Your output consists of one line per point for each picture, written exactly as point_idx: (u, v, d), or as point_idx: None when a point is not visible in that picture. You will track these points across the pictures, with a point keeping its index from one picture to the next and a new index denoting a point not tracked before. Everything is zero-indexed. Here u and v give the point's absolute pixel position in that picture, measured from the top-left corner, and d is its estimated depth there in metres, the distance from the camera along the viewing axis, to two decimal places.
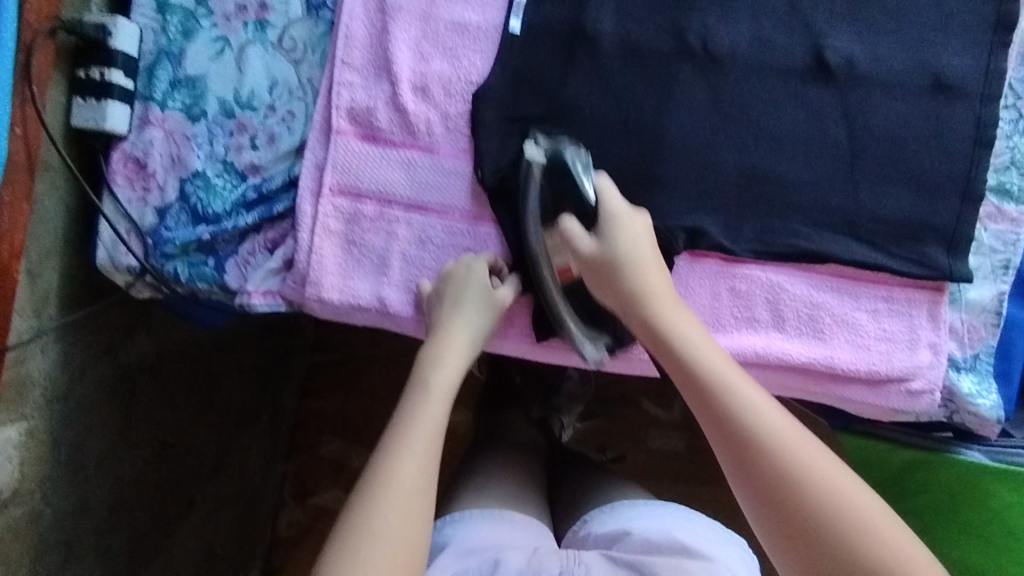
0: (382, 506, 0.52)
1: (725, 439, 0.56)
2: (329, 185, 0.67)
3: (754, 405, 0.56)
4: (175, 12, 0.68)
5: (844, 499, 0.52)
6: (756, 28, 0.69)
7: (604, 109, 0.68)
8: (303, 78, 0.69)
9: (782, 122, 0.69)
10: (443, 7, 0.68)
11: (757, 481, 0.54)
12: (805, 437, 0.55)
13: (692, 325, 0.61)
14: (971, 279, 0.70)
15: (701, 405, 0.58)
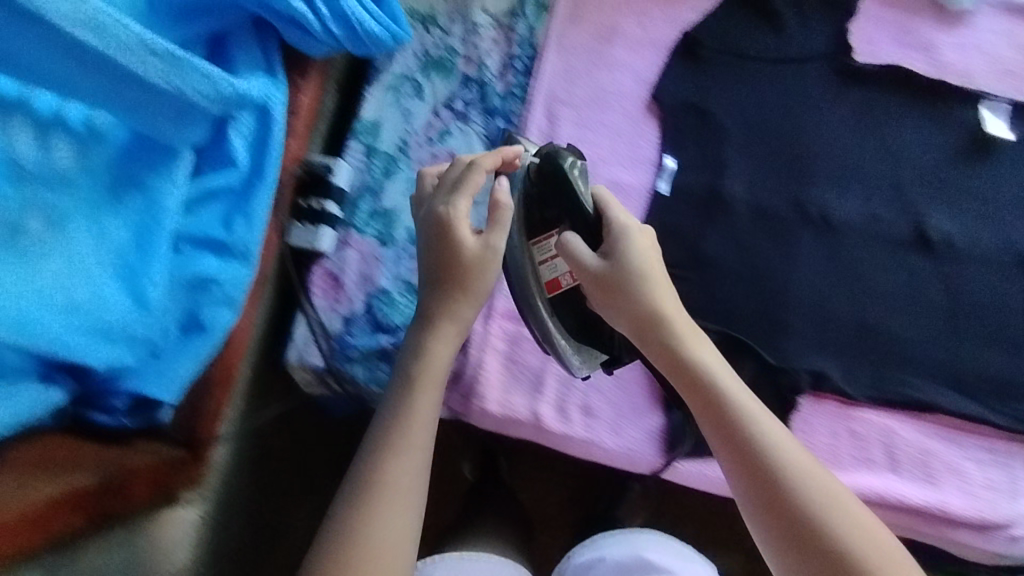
0: (376, 508, 0.54)
1: (737, 465, 0.56)
2: (498, 309, 0.78)
3: (766, 419, 0.56)
4: (380, 156, 0.80)
5: (854, 537, 0.52)
6: (867, 204, 0.81)
7: (738, 262, 0.79)
8: (479, 218, 0.81)
9: (890, 284, 0.80)
10: (604, 168, 0.81)
11: (769, 513, 0.54)
12: (801, 447, 0.57)
13: (701, 339, 0.60)
14: None
15: (708, 431, 0.57)
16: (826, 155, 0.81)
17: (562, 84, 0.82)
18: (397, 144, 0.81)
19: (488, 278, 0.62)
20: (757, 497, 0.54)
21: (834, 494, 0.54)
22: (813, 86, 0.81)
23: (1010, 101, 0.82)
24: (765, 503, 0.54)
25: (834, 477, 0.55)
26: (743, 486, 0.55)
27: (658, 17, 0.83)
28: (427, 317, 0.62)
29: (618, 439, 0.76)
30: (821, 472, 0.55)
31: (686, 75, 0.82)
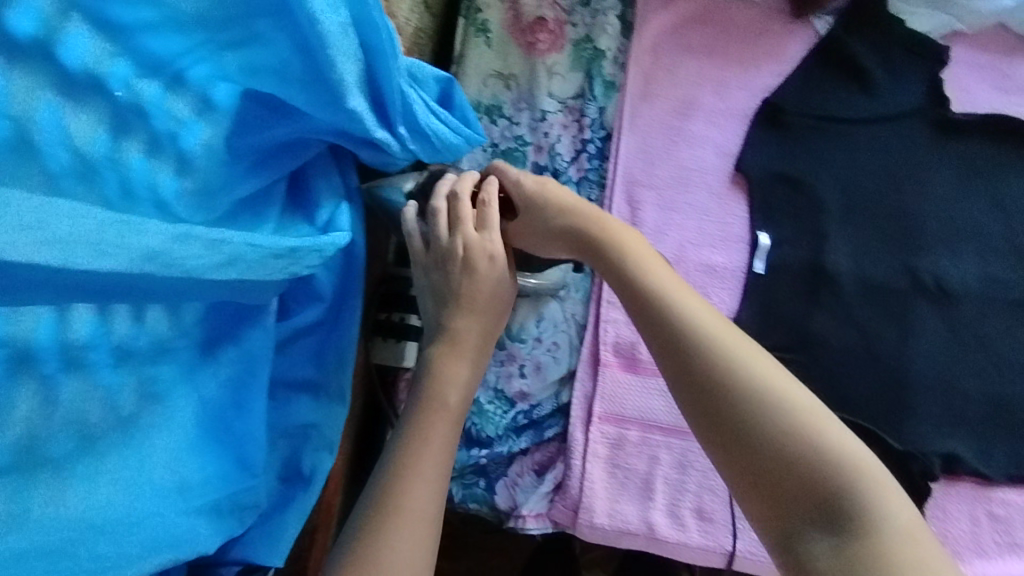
0: (387, 544, 0.49)
1: (687, 394, 0.51)
2: (598, 413, 0.72)
3: (731, 343, 0.52)
4: None
5: (850, 477, 0.46)
6: (982, 264, 0.75)
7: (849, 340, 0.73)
8: (567, 313, 0.76)
9: (1018, 350, 0.73)
10: (693, 251, 0.76)
11: (746, 463, 0.48)
12: (771, 366, 0.51)
13: (659, 263, 0.59)
14: None
15: (672, 374, 0.53)
16: (933, 215, 0.75)
17: (640, 166, 0.78)
18: None
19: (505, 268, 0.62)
20: (716, 437, 0.50)
21: (817, 420, 0.48)
22: (912, 141, 0.76)
23: None
24: (715, 437, 0.50)
25: (812, 402, 0.49)
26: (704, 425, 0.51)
27: (734, 86, 0.79)
28: (448, 331, 0.60)
29: (741, 544, 0.70)
30: (797, 395, 0.49)
31: (772, 144, 0.77)
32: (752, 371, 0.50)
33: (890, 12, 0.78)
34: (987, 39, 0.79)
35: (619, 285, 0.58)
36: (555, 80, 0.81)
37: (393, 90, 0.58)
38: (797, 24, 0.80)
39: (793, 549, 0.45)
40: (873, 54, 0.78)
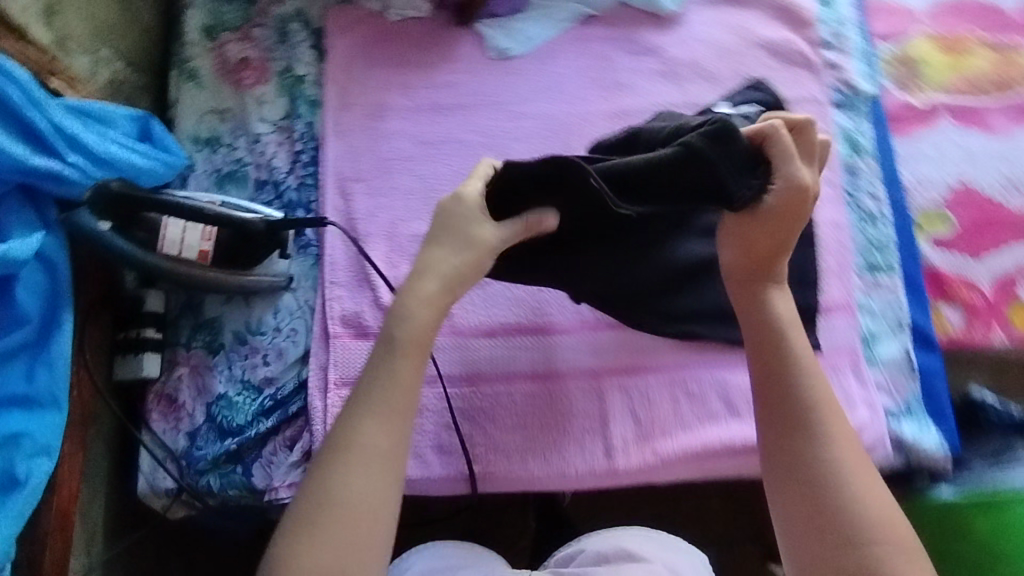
0: (327, 515, 0.59)
1: (777, 424, 0.66)
2: (334, 380, 0.80)
3: (831, 411, 0.65)
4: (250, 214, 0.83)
5: (898, 539, 0.61)
6: None
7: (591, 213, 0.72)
8: (301, 301, 0.84)
9: None
10: (403, 225, 0.87)
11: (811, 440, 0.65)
12: (852, 436, 0.65)
13: (784, 296, 0.71)
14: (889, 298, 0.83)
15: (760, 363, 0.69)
16: None
17: (348, 163, 0.90)
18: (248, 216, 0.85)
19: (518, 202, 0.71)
20: (770, 425, 0.66)
21: (874, 493, 0.63)
22: (566, 106, 0.93)
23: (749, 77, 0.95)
24: (773, 432, 0.66)
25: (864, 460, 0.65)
26: (768, 421, 0.67)
27: (418, 86, 0.93)
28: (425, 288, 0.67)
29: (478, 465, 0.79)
30: (865, 470, 0.64)
31: (456, 128, 0.92)
32: (831, 430, 0.64)
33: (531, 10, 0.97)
34: (615, 17, 0.98)
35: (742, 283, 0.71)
36: (265, 106, 0.92)
37: (29, 114, 0.68)
38: (460, 29, 0.96)
39: (798, 553, 0.63)
40: (524, 45, 0.95)
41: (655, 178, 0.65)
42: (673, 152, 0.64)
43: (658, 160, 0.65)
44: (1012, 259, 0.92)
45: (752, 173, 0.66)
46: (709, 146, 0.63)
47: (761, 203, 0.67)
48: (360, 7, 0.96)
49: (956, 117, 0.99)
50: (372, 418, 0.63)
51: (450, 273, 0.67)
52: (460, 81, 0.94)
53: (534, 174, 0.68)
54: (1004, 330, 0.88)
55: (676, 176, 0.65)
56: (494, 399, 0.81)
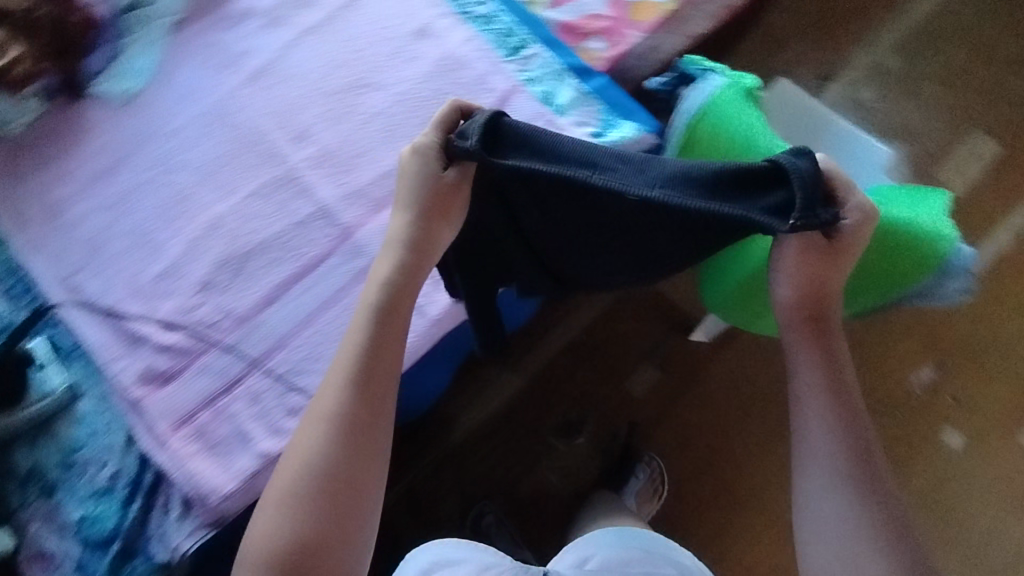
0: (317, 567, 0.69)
1: (828, 413, 0.71)
2: (167, 429, 0.83)
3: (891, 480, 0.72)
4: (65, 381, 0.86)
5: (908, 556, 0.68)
6: (313, 115, 0.98)
7: (628, 216, 0.66)
8: (97, 396, 0.86)
9: (373, 135, 0.97)
10: (141, 276, 0.90)
11: (843, 423, 0.71)
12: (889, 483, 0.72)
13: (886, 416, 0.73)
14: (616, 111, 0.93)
15: (819, 380, 0.72)
16: (258, 122, 0.98)
17: (59, 265, 0.91)
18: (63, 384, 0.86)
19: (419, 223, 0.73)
20: (834, 440, 0.71)
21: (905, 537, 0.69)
22: (208, 101, 1.00)
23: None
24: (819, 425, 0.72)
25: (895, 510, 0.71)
26: (808, 405, 0.72)
27: (76, 168, 0.96)
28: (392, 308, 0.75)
29: None
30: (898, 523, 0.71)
31: (129, 176, 0.96)
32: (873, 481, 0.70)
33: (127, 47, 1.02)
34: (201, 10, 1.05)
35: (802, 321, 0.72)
36: None
37: None
38: (79, 102, 0.99)
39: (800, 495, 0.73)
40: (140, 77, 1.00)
41: (722, 182, 0.57)
42: (761, 167, 0.57)
43: (719, 168, 0.58)
44: None
45: (831, 203, 0.61)
46: (824, 186, 0.60)
47: (833, 240, 0.66)
48: None
49: None
50: (355, 383, 0.73)
51: (414, 236, 0.74)
52: (108, 141, 0.98)
53: (488, 136, 0.64)
54: (634, 27, 1.06)
55: (749, 179, 0.58)
56: (307, 343, 0.86)
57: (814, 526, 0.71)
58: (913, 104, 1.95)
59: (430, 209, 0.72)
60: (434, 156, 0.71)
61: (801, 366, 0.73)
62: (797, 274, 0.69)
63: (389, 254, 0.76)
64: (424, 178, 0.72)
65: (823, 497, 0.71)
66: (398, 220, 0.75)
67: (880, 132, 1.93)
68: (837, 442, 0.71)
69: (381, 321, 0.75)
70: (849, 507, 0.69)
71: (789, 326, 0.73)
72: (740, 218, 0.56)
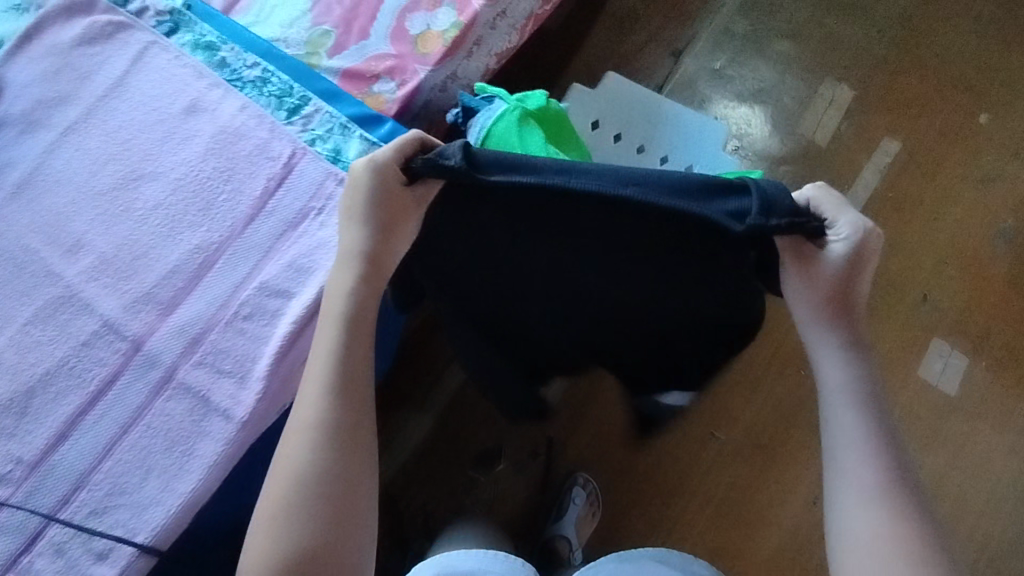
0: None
1: (847, 388, 0.72)
2: None
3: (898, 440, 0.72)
4: None
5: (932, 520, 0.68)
6: (85, 222, 0.90)
7: (582, 221, 0.70)
8: None
9: (152, 229, 0.89)
10: None
11: (880, 418, 0.71)
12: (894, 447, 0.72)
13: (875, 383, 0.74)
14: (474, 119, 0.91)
15: (845, 382, 0.72)
16: (25, 241, 0.90)
17: None
18: None
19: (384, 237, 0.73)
20: (857, 414, 0.70)
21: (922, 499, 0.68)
22: None
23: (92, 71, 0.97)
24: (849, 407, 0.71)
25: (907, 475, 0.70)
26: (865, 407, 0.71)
27: None
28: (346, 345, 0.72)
29: (140, 530, 0.77)
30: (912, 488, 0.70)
31: None
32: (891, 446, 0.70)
33: None
34: None
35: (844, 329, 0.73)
36: None
37: None
38: None
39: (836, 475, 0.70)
40: None
41: (701, 186, 0.65)
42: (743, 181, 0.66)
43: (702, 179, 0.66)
44: (387, 15, 1.04)
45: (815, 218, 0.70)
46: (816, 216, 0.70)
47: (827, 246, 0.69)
48: None
49: None
50: (333, 390, 0.69)
51: (362, 253, 0.73)
52: None
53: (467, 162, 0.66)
54: (422, 61, 1.02)
55: (721, 183, 0.66)
56: (109, 475, 0.80)
57: (855, 516, 0.67)
58: (762, 61, 1.97)
59: (388, 222, 0.72)
60: (395, 169, 0.71)
61: (829, 369, 0.73)
62: (806, 286, 0.71)
63: (341, 273, 0.74)
64: (376, 186, 0.71)
65: (864, 489, 0.67)
66: (349, 235, 0.73)
67: (739, 96, 1.95)
68: (875, 439, 0.69)
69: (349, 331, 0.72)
70: (882, 487, 0.67)
71: (819, 325, 0.73)
72: (698, 217, 0.63)
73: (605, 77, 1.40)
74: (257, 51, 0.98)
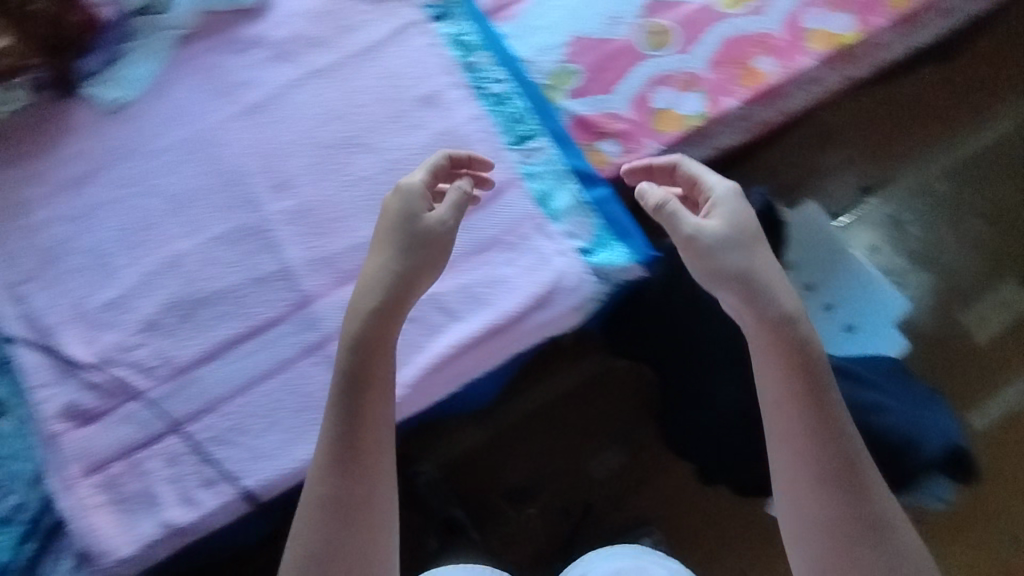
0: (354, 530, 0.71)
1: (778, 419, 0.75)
2: (78, 473, 0.80)
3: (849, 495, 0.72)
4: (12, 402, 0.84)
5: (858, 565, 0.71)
6: (300, 169, 0.93)
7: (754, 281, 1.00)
8: (18, 419, 0.83)
9: (356, 200, 0.92)
10: (91, 300, 0.87)
11: (798, 418, 0.73)
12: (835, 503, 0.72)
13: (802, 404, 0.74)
14: (698, 111, 1.02)
15: (806, 429, 0.73)
16: (247, 156, 0.94)
17: (11, 272, 0.88)
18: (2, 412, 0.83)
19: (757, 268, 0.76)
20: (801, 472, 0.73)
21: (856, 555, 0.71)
22: (200, 127, 0.95)
23: (360, 27, 1.00)
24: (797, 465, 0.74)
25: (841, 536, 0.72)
26: (803, 470, 0.73)
27: (48, 168, 0.92)
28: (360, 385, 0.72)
29: (260, 473, 0.81)
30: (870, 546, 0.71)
31: (106, 191, 0.91)
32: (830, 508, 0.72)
33: (104, 78, 0.94)
34: (208, 27, 0.98)
35: (770, 332, 0.74)
36: None
37: None
38: (67, 97, 0.94)
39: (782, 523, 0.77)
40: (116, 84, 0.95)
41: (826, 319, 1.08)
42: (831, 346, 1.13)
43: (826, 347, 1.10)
44: (637, 78, 1.03)
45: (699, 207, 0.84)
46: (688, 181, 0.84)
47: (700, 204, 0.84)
48: None
49: None
50: (340, 429, 0.72)
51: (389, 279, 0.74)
52: (90, 147, 0.93)
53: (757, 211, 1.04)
54: (654, 138, 1.00)
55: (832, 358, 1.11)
56: (243, 409, 0.83)
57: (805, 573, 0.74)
58: (949, 229, 1.48)
59: (416, 264, 0.74)
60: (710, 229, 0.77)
61: (765, 379, 0.75)
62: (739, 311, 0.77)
63: (355, 318, 0.73)
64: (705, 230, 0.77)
65: (804, 523, 0.74)
66: (372, 260, 0.76)
67: (921, 257, 1.47)
68: (798, 443, 0.74)
69: (348, 390, 0.72)
70: (813, 532, 0.73)
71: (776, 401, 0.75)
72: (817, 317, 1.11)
73: (805, 201, 1.34)
74: (509, 70, 1.00)
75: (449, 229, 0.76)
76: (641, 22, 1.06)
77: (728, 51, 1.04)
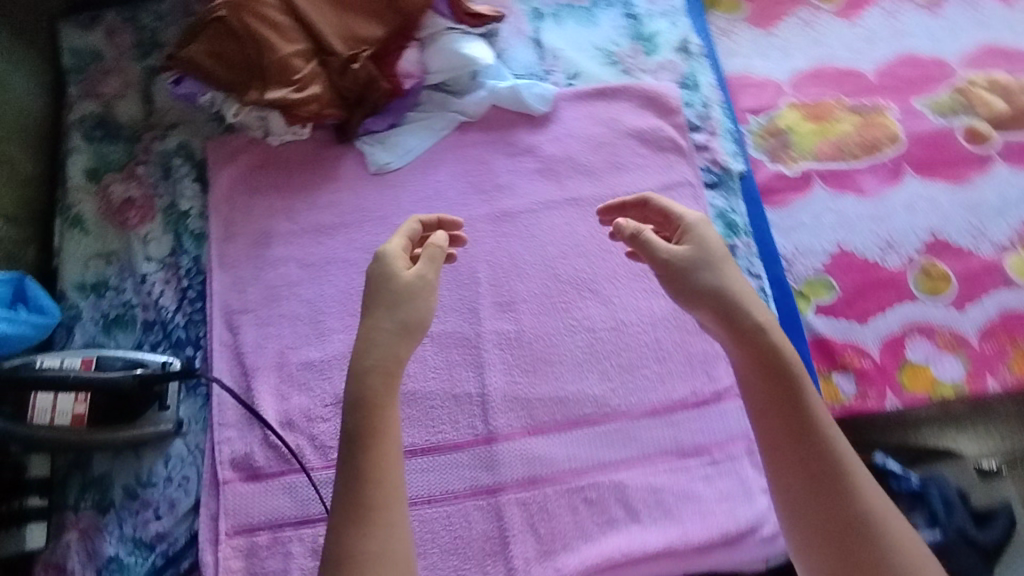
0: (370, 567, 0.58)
1: (800, 501, 0.62)
2: (226, 530, 0.79)
3: (824, 485, 0.61)
4: (193, 425, 0.85)
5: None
6: (528, 295, 0.90)
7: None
8: (192, 446, 0.84)
9: (572, 348, 0.87)
10: (294, 354, 0.87)
11: (781, 421, 0.63)
12: (829, 499, 0.61)
13: (772, 406, 0.63)
14: (954, 380, 0.90)
15: (781, 457, 0.63)
16: (482, 264, 0.92)
17: (236, 297, 0.90)
18: (182, 432, 0.84)
19: (725, 272, 0.66)
20: (788, 482, 0.63)
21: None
22: (447, 217, 0.95)
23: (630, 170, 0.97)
24: (791, 484, 0.62)
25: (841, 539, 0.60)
26: (796, 489, 0.62)
27: (302, 209, 0.95)
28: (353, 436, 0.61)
29: None
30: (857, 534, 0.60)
31: (343, 249, 0.93)
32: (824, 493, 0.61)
33: (378, 143, 0.97)
34: (490, 120, 0.99)
35: (794, 434, 0.62)
36: (151, 245, 0.93)
37: None
38: (342, 148, 0.97)
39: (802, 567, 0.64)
40: (386, 150, 0.97)
41: None
42: None
43: None
44: (896, 318, 0.93)
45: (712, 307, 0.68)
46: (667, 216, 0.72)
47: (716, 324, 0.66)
48: (244, 137, 0.97)
49: (828, 182, 1.01)
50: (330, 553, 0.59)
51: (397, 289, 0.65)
52: (343, 201, 0.95)
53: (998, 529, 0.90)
54: (896, 391, 0.90)
55: None
56: None
57: None
58: None
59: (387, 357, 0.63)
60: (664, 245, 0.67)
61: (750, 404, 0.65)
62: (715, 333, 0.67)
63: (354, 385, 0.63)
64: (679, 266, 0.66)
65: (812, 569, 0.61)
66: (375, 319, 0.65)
67: None
68: (793, 480, 0.62)
69: (350, 441, 0.62)
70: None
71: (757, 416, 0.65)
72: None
73: None
74: (770, 265, 0.93)
75: (429, 282, 0.67)
76: (916, 257, 0.97)
77: (1004, 326, 0.93)
